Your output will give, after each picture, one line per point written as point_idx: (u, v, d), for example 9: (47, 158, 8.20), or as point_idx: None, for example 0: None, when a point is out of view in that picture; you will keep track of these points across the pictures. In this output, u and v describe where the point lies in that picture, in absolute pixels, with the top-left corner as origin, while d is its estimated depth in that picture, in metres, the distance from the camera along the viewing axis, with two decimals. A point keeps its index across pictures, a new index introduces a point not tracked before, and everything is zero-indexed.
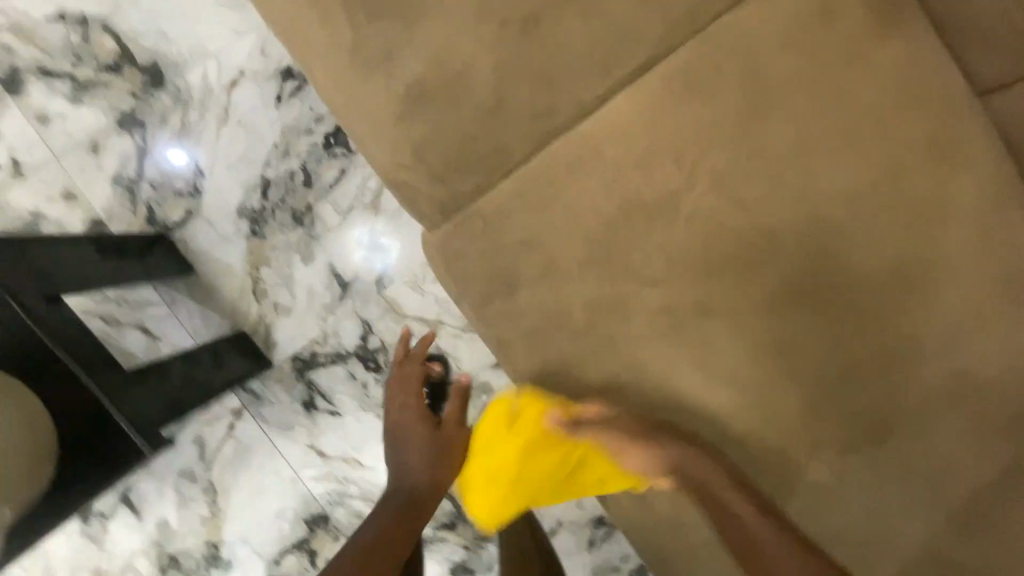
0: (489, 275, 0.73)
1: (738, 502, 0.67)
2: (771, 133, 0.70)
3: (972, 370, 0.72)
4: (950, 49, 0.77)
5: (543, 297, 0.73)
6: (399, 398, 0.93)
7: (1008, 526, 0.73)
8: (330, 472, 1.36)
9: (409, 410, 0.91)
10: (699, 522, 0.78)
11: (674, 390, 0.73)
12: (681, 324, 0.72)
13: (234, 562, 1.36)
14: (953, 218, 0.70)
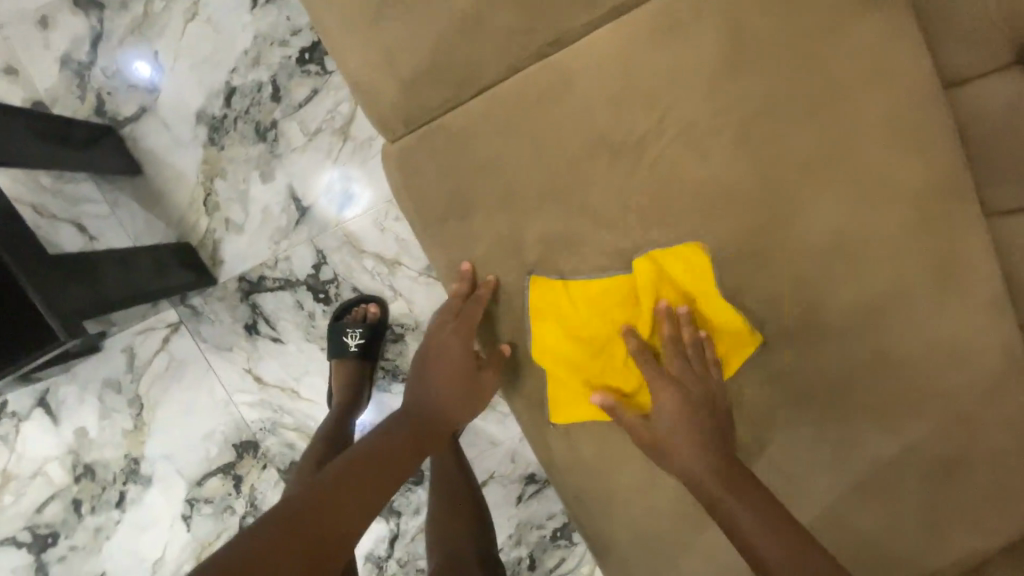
0: (449, 195, 0.74)
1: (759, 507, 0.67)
2: (744, 90, 0.70)
3: (908, 352, 0.73)
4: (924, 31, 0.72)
5: (498, 224, 0.75)
6: (448, 322, 0.81)
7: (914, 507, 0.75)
8: (266, 399, 1.33)
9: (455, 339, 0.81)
10: (623, 469, 0.80)
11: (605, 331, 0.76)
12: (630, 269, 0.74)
13: (154, 479, 1.32)
14: (904, 201, 0.72)
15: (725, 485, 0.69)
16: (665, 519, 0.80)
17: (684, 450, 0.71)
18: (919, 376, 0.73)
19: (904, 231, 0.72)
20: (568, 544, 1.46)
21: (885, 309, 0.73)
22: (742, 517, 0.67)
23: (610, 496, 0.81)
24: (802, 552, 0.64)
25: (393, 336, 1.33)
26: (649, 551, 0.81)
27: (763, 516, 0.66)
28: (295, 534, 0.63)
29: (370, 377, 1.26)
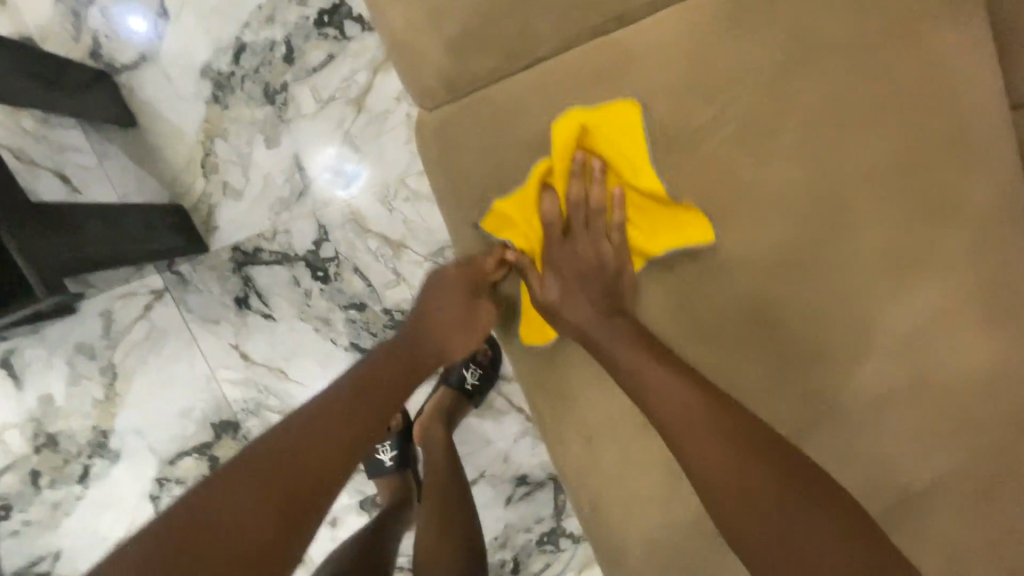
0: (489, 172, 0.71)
1: (655, 371, 0.69)
2: (804, 91, 0.68)
3: (951, 377, 0.71)
4: (999, 44, 0.69)
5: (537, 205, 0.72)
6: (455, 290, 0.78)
7: (950, 544, 0.71)
8: (251, 378, 1.25)
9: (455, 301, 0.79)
10: (643, 475, 0.77)
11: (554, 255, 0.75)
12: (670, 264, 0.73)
13: (123, 454, 1.24)
14: (962, 220, 0.69)
15: (604, 328, 0.72)
16: (687, 535, 0.76)
17: (571, 302, 0.74)
18: (961, 403, 0.70)
19: (959, 253, 0.69)
20: (553, 550, 1.43)
21: (930, 331, 0.71)
22: (656, 393, 0.69)
23: (631, 506, 0.77)
24: (716, 430, 0.66)
25: (392, 322, 1.26)
26: (666, 570, 0.76)
27: (677, 390, 0.68)
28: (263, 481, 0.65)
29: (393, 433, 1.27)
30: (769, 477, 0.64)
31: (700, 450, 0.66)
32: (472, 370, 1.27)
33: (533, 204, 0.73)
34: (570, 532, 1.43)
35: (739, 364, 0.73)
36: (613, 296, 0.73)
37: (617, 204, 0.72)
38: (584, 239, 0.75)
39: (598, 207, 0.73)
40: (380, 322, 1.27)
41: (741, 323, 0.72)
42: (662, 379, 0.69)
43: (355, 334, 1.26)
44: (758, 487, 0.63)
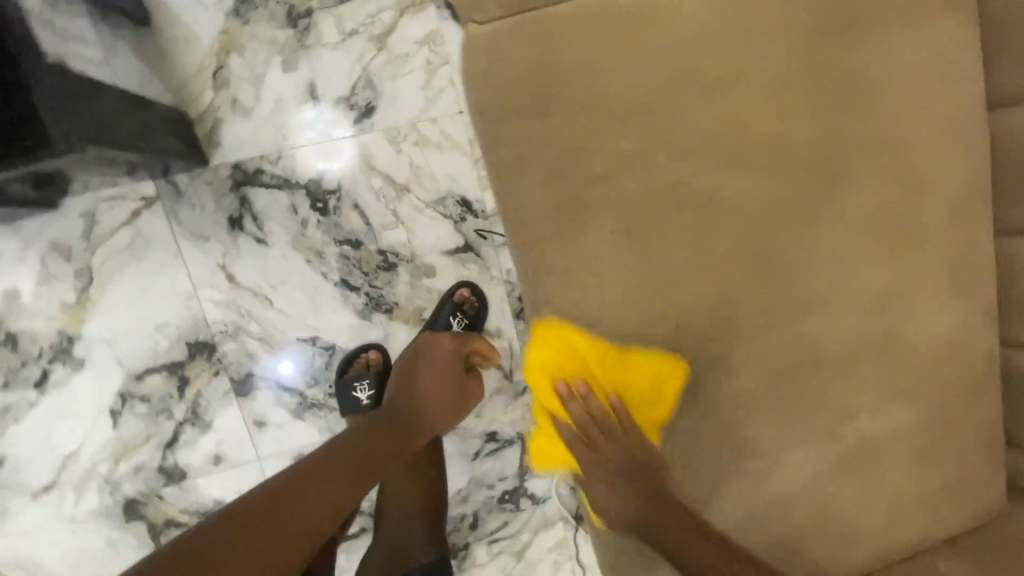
0: (526, 88, 0.72)
1: (682, 530, 0.75)
2: (826, 57, 0.73)
3: (907, 334, 0.80)
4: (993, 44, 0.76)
5: (574, 132, 0.73)
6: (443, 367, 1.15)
7: (873, 473, 0.83)
8: (234, 301, 1.23)
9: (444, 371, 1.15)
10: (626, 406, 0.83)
11: (588, 460, 0.80)
12: (686, 197, 0.75)
13: (87, 363, 1.20)
14: (937, 198, 0.77)
15: (643, 509, 0.77)
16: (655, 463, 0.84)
17: (617, 499, 0.78)
18: (909, 356, 0.80)
19: (931, 231, 0.78)
20: (513, 510, 1.46)
21: (897, 297, 0.79)
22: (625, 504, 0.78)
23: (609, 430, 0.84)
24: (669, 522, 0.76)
25: (386, 263, 1.28)
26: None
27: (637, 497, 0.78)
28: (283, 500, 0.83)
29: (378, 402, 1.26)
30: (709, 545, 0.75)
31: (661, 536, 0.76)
32: (457, 319, 1.24)
33: (551, 427, 0.82)
34: (532, 494, 1.46)
35: (733, 310, 0.78)
36: (646, 478, 0.78)
37: (613, 408, 0.78)
38: (605, 446, 0.79)
39: (600, 416, 0.79)
40: (373, 262, 1.28)
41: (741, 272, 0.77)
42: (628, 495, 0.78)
43: (347, 272, 1.27)
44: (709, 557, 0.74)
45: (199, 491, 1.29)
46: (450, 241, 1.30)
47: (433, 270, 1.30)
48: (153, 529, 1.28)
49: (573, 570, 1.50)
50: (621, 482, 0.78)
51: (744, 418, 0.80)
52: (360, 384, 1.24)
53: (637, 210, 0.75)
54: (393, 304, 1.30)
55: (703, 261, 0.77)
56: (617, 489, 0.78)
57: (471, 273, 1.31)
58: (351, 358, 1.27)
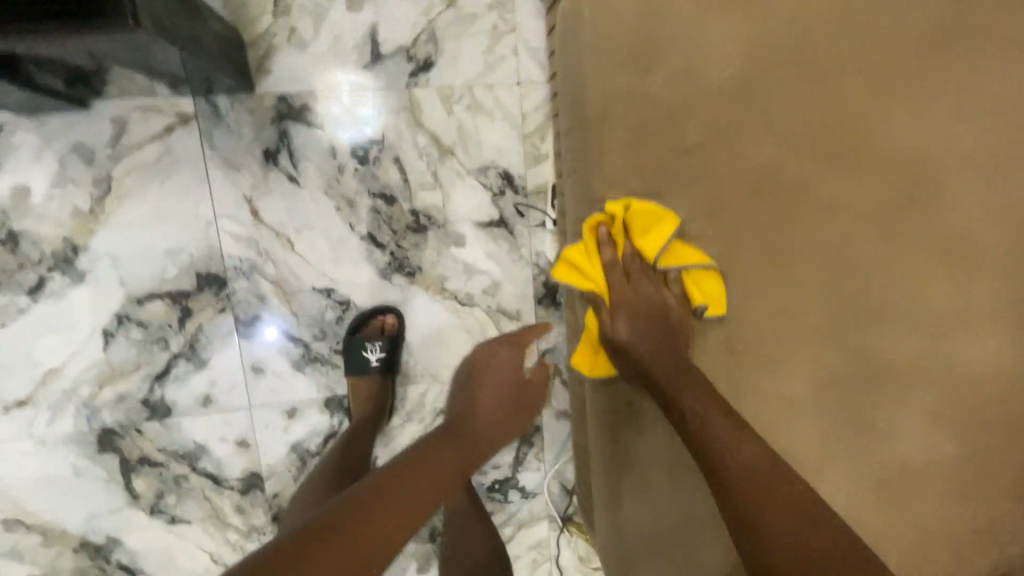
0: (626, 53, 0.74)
1: (723, 425, 0.73)
2: (919, 70, 0.75)
3: (963, 364, 0.77)
4: None
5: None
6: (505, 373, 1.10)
7: (913, 509, 0.78)
8: (254, 238, 1.18)
9: (505, 372, 1.10)
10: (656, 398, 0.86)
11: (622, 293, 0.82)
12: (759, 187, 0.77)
13: (89, 277, 1.13)
14: (1011, 227, 0.76)
15: (671, 367, 0.78)
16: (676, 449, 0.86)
17: (637, 335, 0.80)
18: (962, 389, 0.78)
19: (1002, 260, 0.76)
20: (500, 501, 1.41)
21: (961, 321, 0.77)
22: (693, 394, 0.76)
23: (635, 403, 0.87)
24: (732, 429, 0.73)
25: (416, 225, 1.24)
26: (647, 478, 0.87)
27: (708, 399, 0.75)
28: (291, 566, 0.64)
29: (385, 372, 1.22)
30: (760, 462, 0.71)
31: (721, 436, 0.73)
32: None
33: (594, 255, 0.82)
34: (522, 487, 1.42)
35: (796, 307, 0.77)
36: (671, 333, 0.81)
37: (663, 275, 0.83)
38: (644, 290, 0.82)
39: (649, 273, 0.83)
40: (404, 221, 1.23)
41: (809, 270, 0.77)
42: (699, 387, 0.76)
43: (376, 226, 1.22)
44: (759, 474, 0.70)
45: (181, 431, 1.22)
46: (485, 213, 1.26)
47: (463, 240, 1.26)
48: (125, 464, 1.21)
49: (549, 572, 1.47)
50: (647, 321, 0.80)
51: (789, 422, 0.78)
52: (371, 345, 1.20)
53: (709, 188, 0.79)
54: (417, 268, 1.26)
55: (775, 250, 0.76)
56: (641, 326, 0.80)
57: (501, 250, 1.28)
58: (365, 319, 1.23)
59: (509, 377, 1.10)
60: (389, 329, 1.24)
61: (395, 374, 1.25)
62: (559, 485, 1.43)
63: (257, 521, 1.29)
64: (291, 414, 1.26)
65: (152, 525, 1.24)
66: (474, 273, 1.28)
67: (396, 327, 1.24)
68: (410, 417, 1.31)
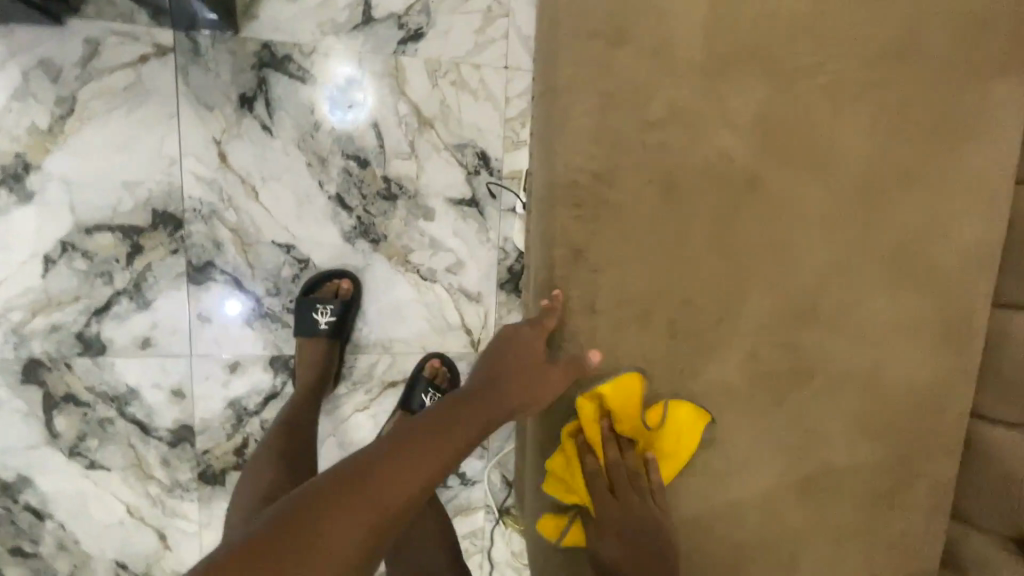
0: (612, 10, 0.69)
1: None
2: (894, 78, 0.76)
3: (887, 373, 0.81)
4: None
5: (643, 70, 0.71)
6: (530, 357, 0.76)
7: (823, 508, 0.82)
8: (218, 183, 1.15)
9: (527, 354, 0.76)
10: None
11: (609, 506, 0.77)
12: (727, 176, 0.75)
13: (37, 198, 1.09)
14: (950, 249, 0.79)
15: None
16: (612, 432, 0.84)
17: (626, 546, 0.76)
18: (883, 397, 0.81)
19: (938, 279, 0.79)
20: (439, 485, 1.39)
21: (893, 331, 0.80)
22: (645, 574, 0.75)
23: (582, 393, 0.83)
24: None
25: (387, 192, 1.23)
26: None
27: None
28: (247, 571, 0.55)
29: (336, 339, 1.20)
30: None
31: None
32: (430, 396, 1.23)
33: (577, 464, 0.78)
34: (462, 473, 1.40)
35: (745, 297, 0.77)
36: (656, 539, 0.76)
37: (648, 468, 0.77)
38: (632, 495, 0.77)
39: (634, 469, 0.78)
40: (375, 186, 1.22)
41: (763, 263, 0.77)
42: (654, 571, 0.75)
43: (345, 188, 1.21)
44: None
45: (114, 372, 1.17)
46: (457, 190, 1.26)
47: (432, 214, 1.26)
48: (48, 399, 1.15)
49: (480, 563, 1.45)
50: (637, 528, 0.76)
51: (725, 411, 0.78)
52: (323, 308, 1.18)
53: (684, 165, 0.74)
54: (382, 236, 1.24)
55: (731, 237, 0.76)
56: (631, 538, 0.76)
57: (469, 229, 1.28)
58: (321, 280, 1.21)
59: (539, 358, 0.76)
60: (344, 292, 1.22)
61: (344, 339, 1.23)
62: (500, 476, 1.41)
63: (181, 477, 1.24)
64: (233, 369, 1.22)
65: (68, 467, 1.19)
66: (440, 249, 1.27)
67: (353, 292, 1.23)
68: (356, 386, 1.29)
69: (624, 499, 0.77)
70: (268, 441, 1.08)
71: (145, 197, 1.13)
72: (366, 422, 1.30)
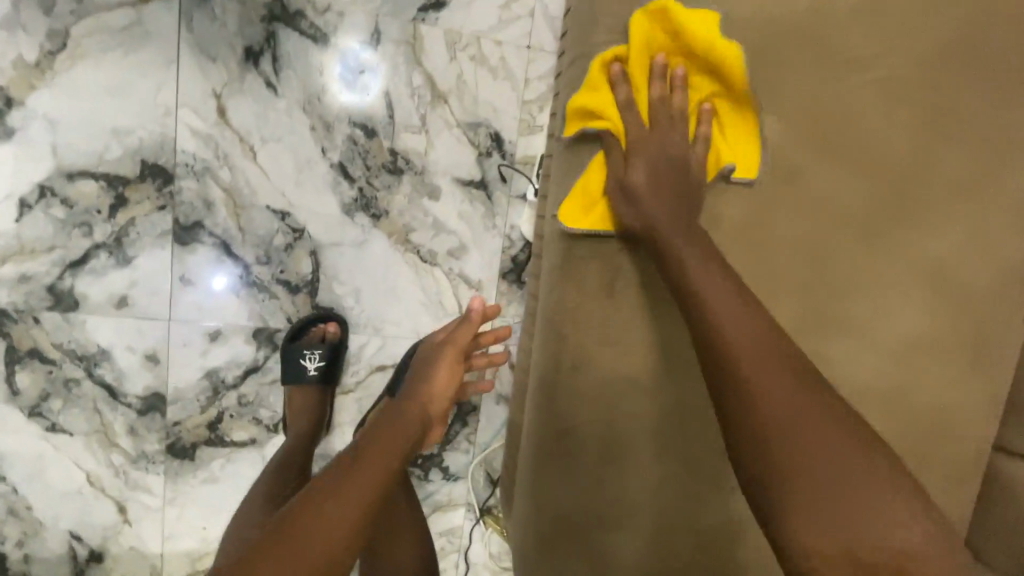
0: None
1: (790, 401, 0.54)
2: (947, 81, 0.71)
3: (910, 395, 0.76)
4: None
5: None
6: (450, 360, 1.00)
7: None
8: (214, 138, 1.09)
9: (445, 365, 0.99)
10: (604, 371, 0.78)
11: (647, 150, 0.72)
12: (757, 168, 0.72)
13: (18, 137, 1.02)
14: (989, 269, 0.74)
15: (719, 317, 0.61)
16: (614, 428, 0.79)
17: (653, 194, 0.71)
18: (904, 419, 0.76)
19: (971, 300, 0.75)
20: (420, 478, 1.33)
21: (921, 350, 0.75)
22: (727, 309, 0.62)
23: (589, 383, 0.78)
24: (772, 345, 0.59)
25: (391, 166, 1.17)
26: (576, 458, 0.79)
27: (745, 311, 0.61)
28: None
29: (330, 395, 1.18)
30: (822, 417, 0.53)
31: (765, 377, 0.56)
32: None
33: (612, 88, 0.73)
34: (445, 468, 1.33)
35: (768, 299, 0.74)
36: (686, 200, 0.71)
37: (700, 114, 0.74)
38: (669, 136, 0.73)
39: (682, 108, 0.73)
40: (380, 159, 1.16)
41: (790, 264, 0.74)
42: (727, 288, 0.63)
43: (349, 157, 1.15)
44: (812, 429, 0.52)
45: (84, 330, 1.10)
46: (466, 170, 1.20)
47: (438, 193, 1.20)
48: (11, 353, 1.08)
49: (456, 563, 1.39)
50: (667, 173, 0.72)
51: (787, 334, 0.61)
52: (310, 354, 1.14)
53: None
54: (383, 212, 1.18)
55: (758, 234, 0.73)
56: (660, 183, 0.71)
57: (475, 212, 1.22)
58: (304, 327, 1.17)
59: (456, 364, 1.01)
60: (335, 340, 1.18)
61: (334, 388, 1.20)
62: (484, 474, 1.35)
63: (148, 448, 1.17)
64: (213, 338, 1.15)
65: (26, 428, 1.11)
66: (442, 232, 1.21)
67: (340, 337, 1.19)
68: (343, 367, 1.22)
69: (653, 146, 0.72)
70: (260, 482, 1.05)
71: (135, 147, 1.06)
72: (349, 406, 1.24)
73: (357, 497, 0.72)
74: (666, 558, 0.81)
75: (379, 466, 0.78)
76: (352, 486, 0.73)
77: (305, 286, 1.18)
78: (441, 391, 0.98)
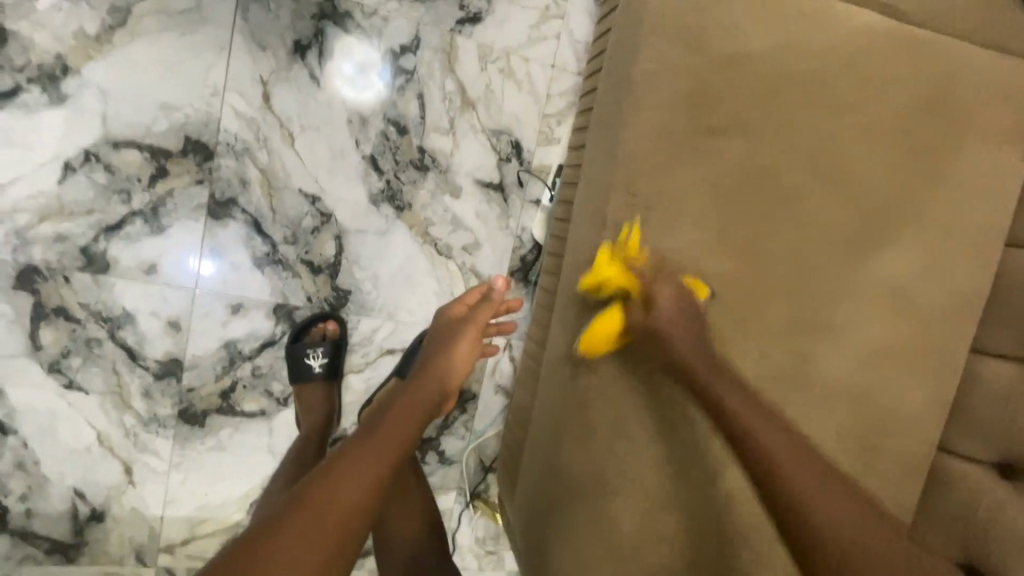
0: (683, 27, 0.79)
1: (778, 444, 0.72)
2: (919, 130, 0.85)
3: (873, 397, 0.88)
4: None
5: (700, 82, 0.80)
6: (469, 337, 1.03)
7: None
8: (256, 121, 1.15)
9: (464, 341, 1.03)
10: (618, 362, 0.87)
11: (667, 298, 0.79)
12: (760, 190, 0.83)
13: (70, 104, 1.07)
14: (942, 291, 0.88)
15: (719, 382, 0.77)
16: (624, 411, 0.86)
17: (680, 329, 0.79)
18: (867, 417, 0.88)
19: (929, 316, 0.88)
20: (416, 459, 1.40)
21: (884, 357, 0.88)
22: (757, 423, 0.74)
23: (604, 366, 0.87)
24: (774, 428, 0.74)
25: (419, 163, 1.25)
26: (587, 432, 0.87)
27: (768, 423, 0.74)
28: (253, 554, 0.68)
29: (337, 390, 1.24)
30: (813, 471, 0.71)
31: (782, 453, 0.72)
32: None
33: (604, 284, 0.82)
34: (441, 451, 1.41)
35: (761, 304, 0.85)
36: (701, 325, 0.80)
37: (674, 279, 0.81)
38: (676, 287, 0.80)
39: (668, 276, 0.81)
40: (409, 155, 1.24)
41: (782, 276, 0.85)
42: (754, 407, 0.75)
43: (380, 151, 1.23)
44: (799, 464, 0.71)
45: (112, 293, 1.14)
46: (487, 173, 1.29)
47: (459, 191, 1.28)
48: (37, 309, 1.12)
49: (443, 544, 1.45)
50: (684, 310, 0.79)
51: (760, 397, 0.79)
52: (314, 351, 1.19)
53: (724, 177, 0.82)
54: (407, 204, 1.26)
55: (759, 249, 0.84)
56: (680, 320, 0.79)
57: (491, 212, 1.31)
58: (306, 326, 1.22)
59: (475, 341, 1.04)
60: (339, 335, 1.23)
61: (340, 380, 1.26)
62: (477, 459, 1.43)
63: (161, 412, 1.21)
64: (235, 310, 1.21)
65: (43, 383, 1.14)
66: (459, 228, 1.30)
67: (342, 330, 1.24)
68: (354, 347, 1.29)
69: (663, 285, 0.80)
70: (279, 475, 1.11)
71: (180, 122, 1.12)
72: (358, 384, 1.30)
73: (374, 471, 0.79)
74: (659, 529, 0.88)
75: (396, 441, 0.84)
76: (371, 459, 0.80)
77: (327, 268, 1.24)
78: (460, 362, 1.02)
